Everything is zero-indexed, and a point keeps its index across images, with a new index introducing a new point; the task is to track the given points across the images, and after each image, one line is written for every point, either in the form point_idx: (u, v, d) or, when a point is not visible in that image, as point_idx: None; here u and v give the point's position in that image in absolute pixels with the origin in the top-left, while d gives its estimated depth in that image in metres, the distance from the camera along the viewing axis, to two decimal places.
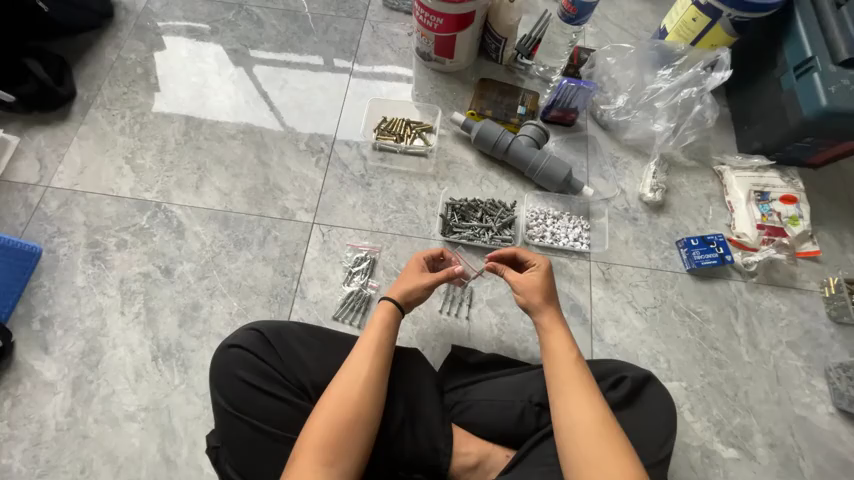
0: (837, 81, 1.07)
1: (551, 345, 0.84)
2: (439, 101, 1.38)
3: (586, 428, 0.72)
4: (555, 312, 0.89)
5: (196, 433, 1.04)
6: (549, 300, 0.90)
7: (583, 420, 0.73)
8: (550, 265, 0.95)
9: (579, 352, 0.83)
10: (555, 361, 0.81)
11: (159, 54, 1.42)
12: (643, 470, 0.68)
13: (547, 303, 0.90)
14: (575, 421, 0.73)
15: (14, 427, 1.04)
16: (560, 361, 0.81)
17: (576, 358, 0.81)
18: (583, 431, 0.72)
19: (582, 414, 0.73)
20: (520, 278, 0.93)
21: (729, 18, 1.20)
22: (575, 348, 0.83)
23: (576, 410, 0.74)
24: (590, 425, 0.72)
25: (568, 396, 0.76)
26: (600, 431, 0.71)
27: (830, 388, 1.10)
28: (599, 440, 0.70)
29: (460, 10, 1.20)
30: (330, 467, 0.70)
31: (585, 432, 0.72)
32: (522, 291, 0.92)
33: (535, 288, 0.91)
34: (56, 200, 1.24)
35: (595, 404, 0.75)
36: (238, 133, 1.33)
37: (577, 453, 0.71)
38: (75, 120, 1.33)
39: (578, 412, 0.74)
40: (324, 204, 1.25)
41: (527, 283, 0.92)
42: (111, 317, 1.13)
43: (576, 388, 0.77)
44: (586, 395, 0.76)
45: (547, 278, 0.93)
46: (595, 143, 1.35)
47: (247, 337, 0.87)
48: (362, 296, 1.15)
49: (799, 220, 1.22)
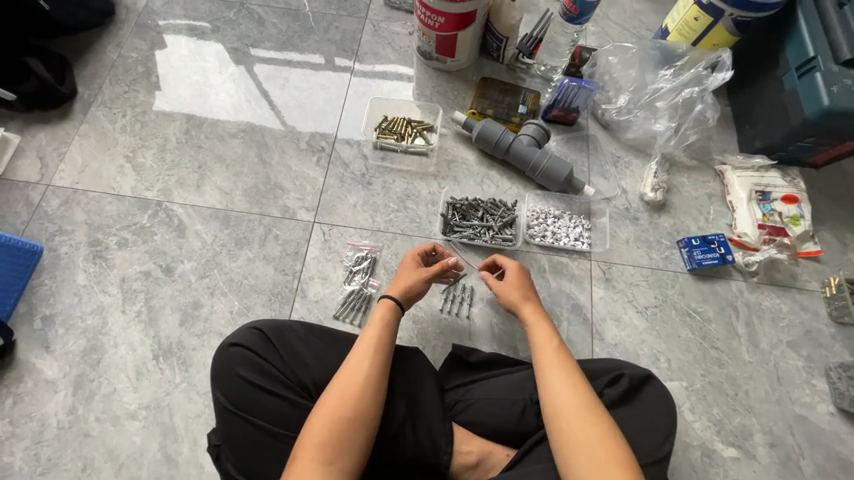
0: (840, 81, 1.07)
1: (536, 338, 0.87)
2: (440, 100, 1.38)
3: (571, 410, 0.74)
4: (534, 308, 0.94)
5: (197, 432, 1.04)
6: (527, 296, 0.96)
7: (566, 403, 0.75)
8: (522, 268, 1.02)
9: (562, 342, 0.86)
10: (540, 353, 0.84)
11: (160, 53, 1.42)
12: (629, 449, 0.70)
13: (527, 301, 0.96)
14: (560, 407, 0.75)
15: (16, 425, 1.04)
16: (544, 352, 0.83)
17: (559, 347, 0.84)
18: (568, 413, 0.74)
19: (568, 401, 0.75)
20: (497, 285, 1.00)
21: (731, 18, 1.20)
22: (557, 338, 0.86)
23: (561, 396, 0.76)
24: (577, 410, 0.74)
25: (553, 380, 0.78)
26: (585, 411, 0.73)
27: (830, 388, 1.10)
28: (586, 422, 0.72)
29: (462, 9, 1.20)
30: (330, 466, 0.69)
31: (570, 414, 0.74)
32: (502, 292, 1.00)
33: (511, 287, 0.98)
34: (57, 198, 1.24)
35: (579, 388, 0.77)
36: (239, 132, 1.33)
37: (565, 435, 0.72)
38: (76, 118, 1.33)
39: (562, 395, 0.76)
40: (325, 202, 1.25)
41: (504, 287, 0.99)
42: (112, 316, 1.13)
43: (560, 373, 0.79)
44: (569, 378, 0.78)
45: (522, 280, 0.99)
46: (596, 142, 1.34)
47: (248, 335, 0.88)
48: (362, 295, 1.15)
49: (800, 220, 1.22)
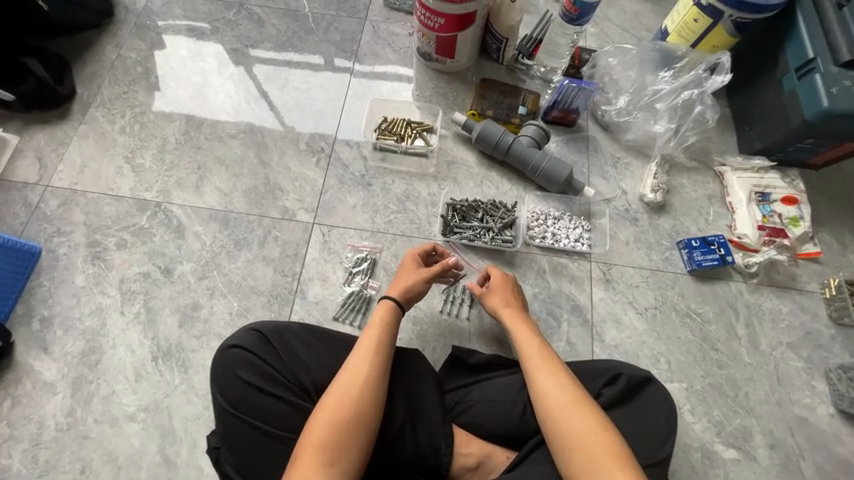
0: (840, 82, 1.07)
1: (522, 342, 0.88)
2: (440, 101, 1.38)
3: (564, 405, 0.74)
4: (515, 312, 0.97)
5: (196, 434, 1.04)
6: (509, 302, 0.99)
7: (559, 399, 0.75)
8: (507, 278, 1.05)
9: (549, 344, 0.87)
10: (524, 354, 0.85)
11: (159, 54, 1.42)
12: (624, 442, 0.70)
13: (507, 306, 0.99)
14: (553, 404, 0.75)
15: (14, 428, 1.04)
16: (528, 352, 0.85)
17: (545, 348, 0.85)
18: (562, 410, 0.74)
19: (555, 396, 0.76)
20: (484, 293, 1.04)
21: (731, 19, 1.20)
22: (543, 342, 0.88)
23: (549, 392, 0.77)
24: (566, 405, 0.74)
25: (541, 378, 0.79)
26: (578, 406, 0.74)
27: (830, 389, 1.10)
28: (577, 416, 0.73)
29: (462, 10, 1.20)
30: (330, 468, 0.69)
31: (563, 410, 0.74)
32: (487, 300, 1.03)
33: (496, 296, 1.01)
34: (56, 199, 1.23)
35: (570, 384, 0.77)
36: (238, 133, 1.33)
37: (561, 432, 0.72)
38: (75, 119, 1.32)
39: (554, 393, 0.76)
40: (325, 203, 1.25)
41: (489, 296, 1.02)
42: (111, 318, 1.13)
43: (549, 371, 0.80)
44: (558, 376, 0.79)
45: (507, 289, 1.02)
46: (596, 143, 1.34)
47: (247, 336, 0.87)
48: (362, 296, 1.15)
49: (800, 221, 1.22)
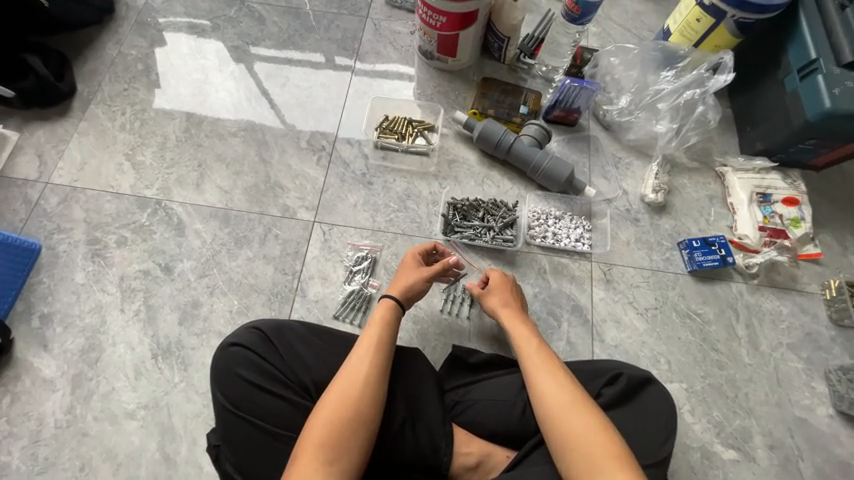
0: (842, 83, 1.07)
1: (521, 342, 0.88)
2: (441, 100, 1.38)
3: (564, 405, 0.74)
4: (513, 313, 0.97)
5: (196, 432, 1.04)
6: (508, 303, 0.99)
7: (558, 399, 0.75)
8: (507, 279, 1.05)
9: (548, 345, 0.87)
10: (523, 354, 0.85)
11: (160, 51, 1.41)
12: (624, 442, 0.70)
13: (506, 306, 0.99)
14: (553, 404, 0.75)
15: (14, 425, 1.03)
16: (527, 353, 0.85)
17: (545, 348, 0.85)
18: (562, 409, 0.74)
19: (555, 396, 0.76)
20: (484, 294, 1.04)
21: (734, 19, 1.20)
22: (542, 342, 0.87)
23: (548, 392, 0.77)
24: (565, 405, 0.74)
25: (541, 378, 0.79)
26: (578, 406, 0.74)
27: (830, 391, 1.10)
28: (577, 416, 0.72)
29: (464, 9, 1.19)
30: (330, 467, 0.69)
31: (562, 410, 0.74)
32: (486, 300, 1.03)
33: (495, 296, 1.01)
34: (56, 196, 1.23)
35: (569, 384, 0.77)
36: (239, 130, 1.32)
37: (561, 432, 0.72)
38: (75, 116, 1.32)
39: (553, 392, 0.76)
40: (325, 202, 1.24)
41: (489, 296, 1.02)
42: (110, 315, 1.13)
43: (549, 370, 0.80)
44: (558, 376, 0.79)
45: (508, 290, 1.02)
46: (597, 143, 1.34)
47: (247, 335, 0.87)
48: (362, 295, 1.15)
49: (801, 222, 1.22)
